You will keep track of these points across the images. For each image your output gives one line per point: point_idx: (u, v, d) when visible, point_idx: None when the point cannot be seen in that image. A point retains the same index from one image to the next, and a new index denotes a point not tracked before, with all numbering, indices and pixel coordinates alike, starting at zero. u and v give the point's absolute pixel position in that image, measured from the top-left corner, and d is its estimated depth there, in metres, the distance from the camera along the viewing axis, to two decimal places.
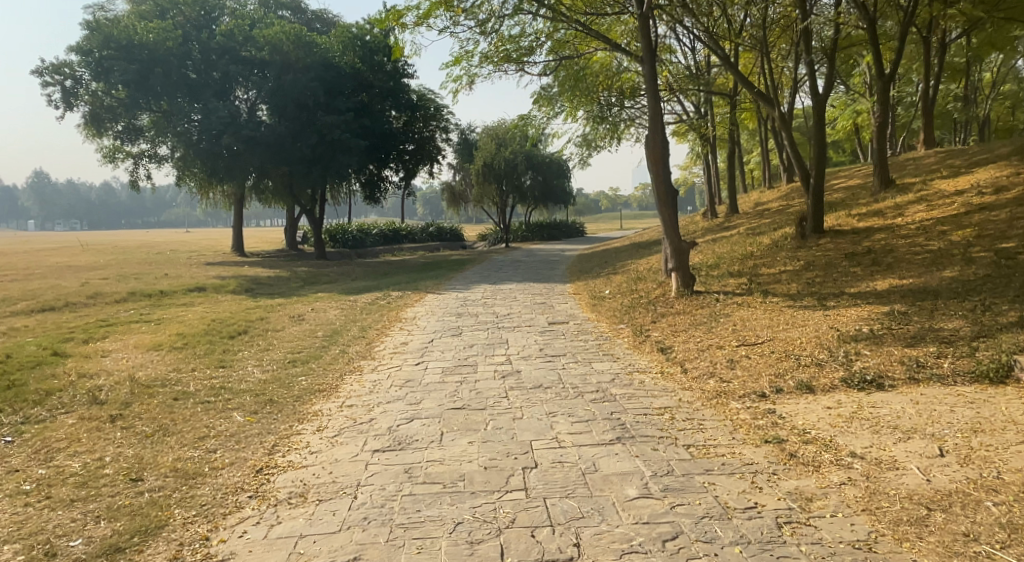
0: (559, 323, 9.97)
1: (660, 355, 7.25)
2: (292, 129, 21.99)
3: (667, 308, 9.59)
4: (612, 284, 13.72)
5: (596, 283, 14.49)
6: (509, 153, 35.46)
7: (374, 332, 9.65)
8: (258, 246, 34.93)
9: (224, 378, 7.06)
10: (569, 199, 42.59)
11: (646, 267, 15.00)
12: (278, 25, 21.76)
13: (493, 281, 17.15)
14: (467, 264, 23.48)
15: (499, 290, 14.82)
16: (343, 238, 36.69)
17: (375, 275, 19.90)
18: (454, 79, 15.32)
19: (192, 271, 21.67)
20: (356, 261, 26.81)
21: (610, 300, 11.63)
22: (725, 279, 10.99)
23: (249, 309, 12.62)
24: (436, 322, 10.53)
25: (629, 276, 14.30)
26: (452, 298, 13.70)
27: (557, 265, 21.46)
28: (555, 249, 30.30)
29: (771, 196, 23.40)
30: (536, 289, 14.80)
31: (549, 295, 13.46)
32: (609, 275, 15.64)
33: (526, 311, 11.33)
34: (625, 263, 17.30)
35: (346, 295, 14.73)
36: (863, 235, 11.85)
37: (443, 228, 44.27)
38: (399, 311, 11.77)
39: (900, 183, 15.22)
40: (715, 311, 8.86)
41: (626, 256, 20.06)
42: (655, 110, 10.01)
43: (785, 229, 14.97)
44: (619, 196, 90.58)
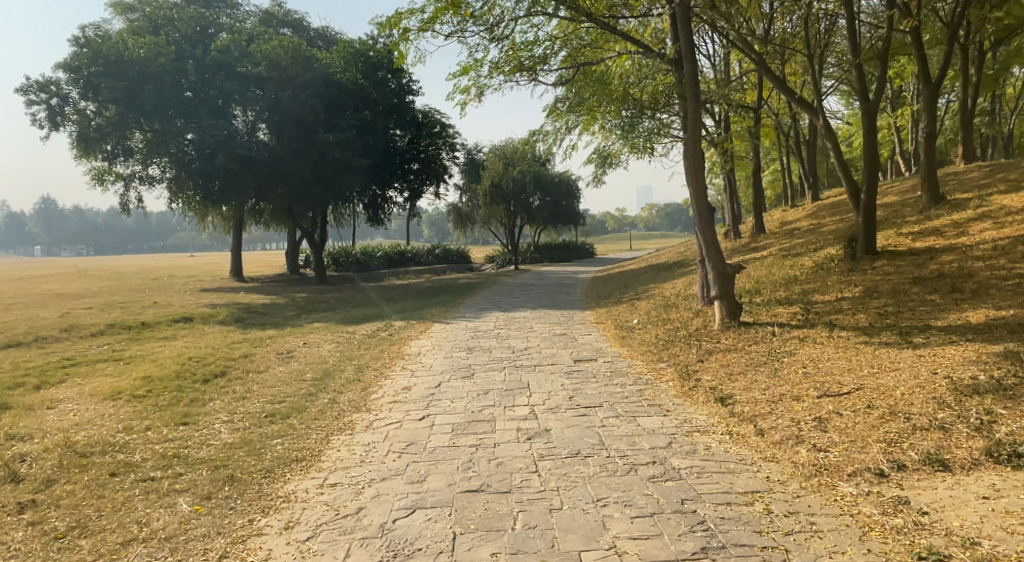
0: (586, 360, 8.61)
1: (722, 408, 5.84)
2: (291, 149, 20.81)
3: (712, 343, 8.19)
4: (638, 312, 12.36)
5: (619, 311, 13.13)
6: (517, 172, 34.27)
7: (372, 373, 8.30)
8: (258, 270, 33.70)
9: (180, 443, 5.69)
10: (579, 219, 41.44)
11: (674, 293, 13.63)
12: (277, 40, 20.55)
13: (505, 307, 15.81)
14: (476, 288, 22.20)
15: (511, 319, 13.46)
16: (346, 261, 35.48)
17: (378, 302, 18.60)
18: (461, 90, 14.15)
19: (184, 298, 20.41)
20: (359, 286, 25.55)
21: (641, 331, 10.24)
22: (774, 307, 9.60)
23: (235, 344, 11.26)
24: (444, 359, 9.19)
25: (656, 303, 12.93)
26: (459, 329, 12.36)
27: (572, 288, 20.11)
28: (566, 272, 28.99)
29: (798, 215, 22.04)
30: (553, 317, 13.45)
31: (569, 324, 12.10)
32: (632, 302, 14.26)
33: (545, 345, 9.96)
34: (648, 287, 15.92)
35: (343, 325, 13.38)
36: (926, 256, 10.48)
37: (449, 250, 43.03)
38: (402, 345, 10.42)
39: (952, 199, 13.87)
40: (774, 348, 7.46)
41: (646, 279, 18.67)
42: (696, 119, 8.65)
43: (826, 249, 13.61)
44: (626, 216, 89.60)
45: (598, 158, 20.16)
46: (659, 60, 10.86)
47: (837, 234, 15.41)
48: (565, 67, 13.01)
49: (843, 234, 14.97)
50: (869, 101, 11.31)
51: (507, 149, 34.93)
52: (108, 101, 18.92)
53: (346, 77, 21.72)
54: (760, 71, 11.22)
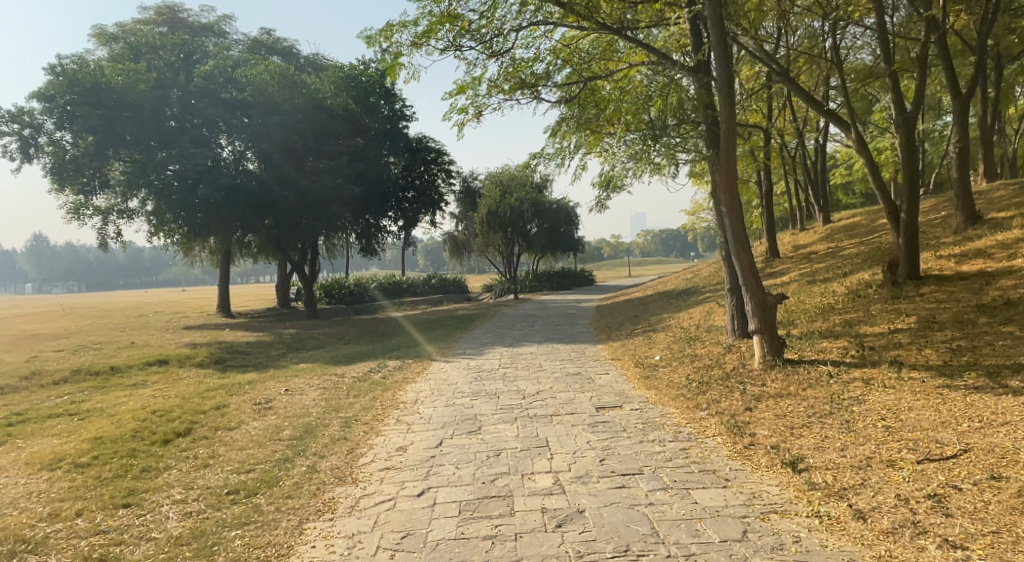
0: (610, 407, 7.43)
1: (798, 479, 4.67)
2: (279, 178, 19.79)
3: (757, 386, 7.03)
4: (657, 346, 11.22)
5: (635, 345, 11.99)
6: (515, 200, 33.27)
7: (361, 428, 7.08)
8: (247, 305, 32.43)
9: (113, 537, 4.48)
10: (577, 246, 40.56)
11: (695, 325, 12.48)
12: (263, 64, 19.59)
13: (508, 342, 14.62)
14: (475, 320, 21.01)
15: (517, 355, 12.29)
16: (339, 293, 34.28)
17: (371, 338, 17.40)
18: (458, 111, 13.18)
19: (164, 337, 19.17)
20: (352, 319, 24.37)
21: (666, 369, 9.09)
22: (818, 342, 8.46)
23: (208, 391, 10.00)
24: (444, 407, 7.99)
25: (677, 336, 11.79)
26: (460, 368, 11.16)
27: (577, 320, 18.96)
28: (568, 301, 27.85)
29: (811, 238, 21.07)
30: (562, 352, 12.28)
31: (581, 361, 10.92)
32: (647, 334, 13.11)
33: (560, 388, 8.78)
34: (662, 318, 14.78)
35: (331, 366, 12.15)
36: (982, 281, 9.40)
37: (445, 280, 41.95)
38: (397, 390, 9.22)
39: (989, 217, 12.87)
40: (836, 394, 6.32)
41: (656, 308, 17.54)
42: (732, 130, 7.48)
43: (857, 274, 12.56)
44: (622, 244, 89.01)
45: (601, 181, 19.24)
46: (676, 70, 9.87)
47: (863, 257, 14.36)
48: (568, 83, 12.09)
49: (870, 257, 13.93)
50: (906, 113, 10.31)
51: (504, 177, 34.03)
52: (84, 130, 17.92)
53: (337, 103, 20.76)
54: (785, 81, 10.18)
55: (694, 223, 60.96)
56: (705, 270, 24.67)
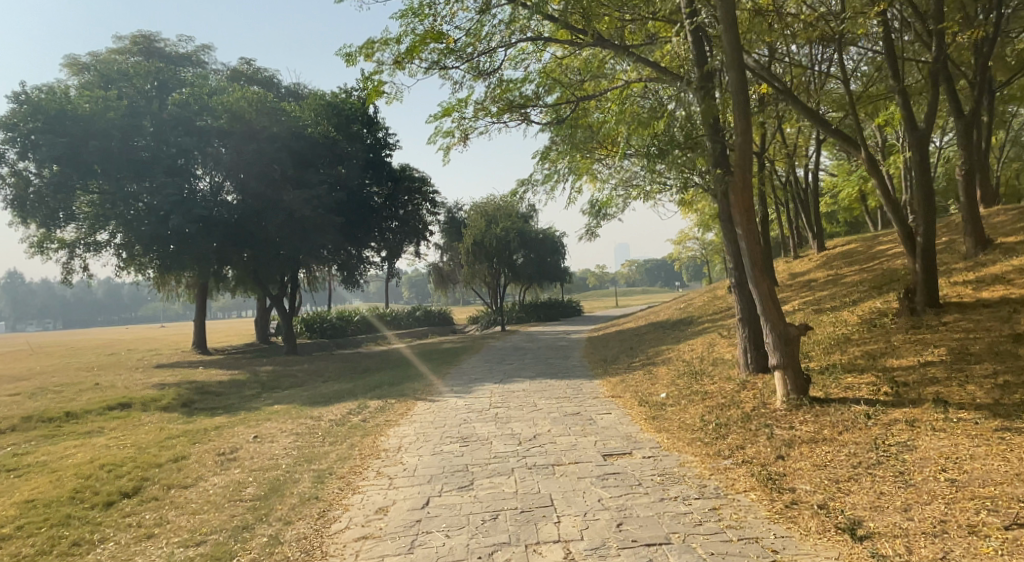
0: (618, 455, 6.61)
1: (862, 552, 3.86)
2: (256, 208, 18.94)
3: (784, 430, 6.25)
4: (660, 382, 10.43)
5: (635, 380, 11.19)
6: (501, 230, 32.64)
7: (336, 484, 6.18)
8: (224, 341, 31.25)
9: None
10: (564, 276, 39.96)
11: (698, 358, 11.72)
12: (239, 91, 18.81)
13: (498, 377, 13.75)
14: (462, 354, 20.13)
15: (509, 392, 11.45)
16: (321, 327, 33.20)
17: (352, 375, 16.44)
18: (443, 134, 12.50)
19: (132, 377, 18.05)
20: (333, 355, 23.35)
21: (675, 408, 8.29)
22: (842, 378, 7.71)
23: (168, 440, 9.01)
24: (431, 456, 7.11)
25: (680, 370, 11.02)
26: (448, 408, 10.28)
27: (568, 352, 18.15)
28: (557, 332, 27.03)
29: (807, 266, 20.54)
30: (557, 389, 11.44)
31: (579, 399, 10.10)
32: (647, 368, 12.33)
33: (559, 431, 7.94)
34: (660, 350, 14.01)
35: (308, 407, 11.20)
36: (1008, 308, 8.78)
37: (430, 312, 41.04)
38: (379, 435, 8.33)
39: (999, 242, 12.36)
40: (879, 440, 5.56)
41: (652, 339, 16.78)
42: (746, 145, 6.78)
43: (866, 302, 11.92)
44: (607, 274, 88.68)
45: (590, 208, 18.68)
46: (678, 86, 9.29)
47: (868, 284, 13.76)
48: (559, 105, 11.50)
49: (877, 284, 13.32)
50: (916, 131, 9.78)
51: (490, 207, 33.46)
52: (48, 160, 16.99)
53: (318, 131, 20.03)
54: (789, 99, 9.62)
55: (681, 252, 60.82)
56: (698, 300, 24.05)
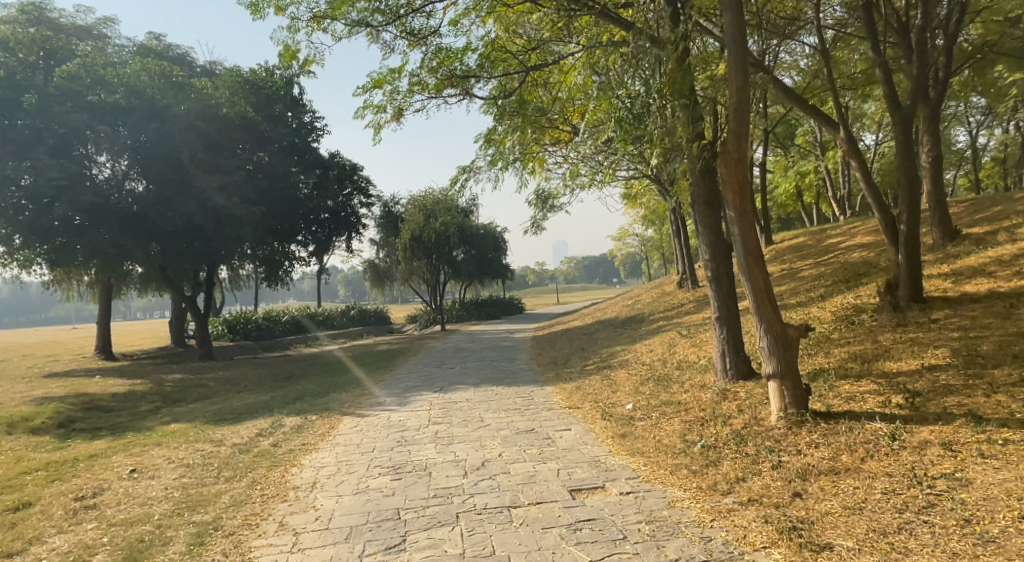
0: (587, 491, 5.32)
1: None
2: (162, 196, 16.75)
3: (792, 457, 5.09)
4: (623, 389, 9.23)
5: (591, 386, 9.97)
6: (440, 224, 31.00)
7: (220, 546, 4.66)
8: (134, 345, 28.46)
9: None
10: (505, 273, 38.76)
11: (661, 360, 10.60)
12: (139, 63, 16.72)
13: (437, 384, 12.31)
14: (397, 356, 18.57)
15: (451, 403, 10.02)
16: (245, 328, 30.81)
17: (272, 383, 14.65)
18: (374, 110, 10.97)
19: (13, 389, 15.64)
20: (256, 359, 21.31)
21: (648, 423, 7.08)
22: (840, 387, 6.65)
23: (20, 477, 7.17)
24: (352, 496, 5.62)
25: (642, 375, 9.87)
26: (379, 424, 8.79)
27: (512, 354, 16.86)
28: (500, 332, 25.74)
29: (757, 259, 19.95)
30: (506, 398, 10.10)
31: (531, 412, 8.77)
32: (603, 371, 11.16)
33: (513, 455, 6.59)
34: (614, 352, 12.87)
35: (211, 426, 9.48)
36: (1003, 303, 7.98)
37: (365, 311, 39.03)
38: (290, 465, 6.77)
39: (966, 233, 11.77)
40: (916, 471, 4.43)
41: (602, 338, 15.69)
42: (743, 107, 5.54)
43: (835, 297, 11.08)
44: (547, 271, 88.09)
45: (537, 198, 17.93)
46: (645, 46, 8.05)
47: (830, 278, 13.01)
48: (504, 78, 10.19)
49: (841, 278, 12.56)
50: (899, 110, 8.91)
51: (428, 200, 31.84)
52: None
53: (234, 110, 18.05)
54: (766, 71, 8.53)
55: (621, 248, 60.57)
56: (645, 296, 23.23)
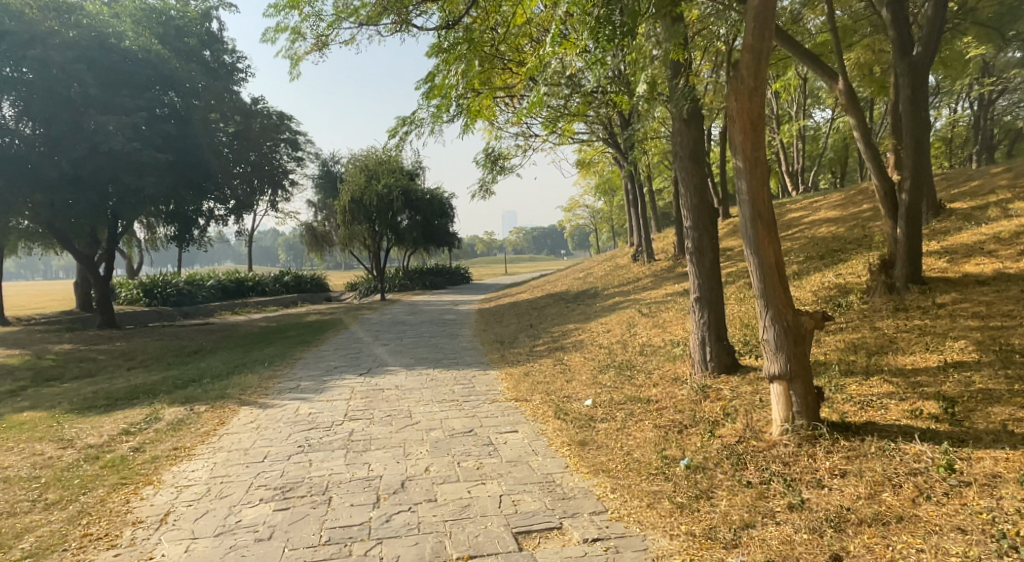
0: (537, 534, 3.92)
1: None
2: (47, 136, 14.44)
3: (816, 493, 3.77)
4: (577, 378, 7.86)
5: (541, 373, 8.58)
6: (382, 187, 28.89)
7: None
8: (36, 309, 25.64)
9: None
10: (452, 240, 37.08)
11: (620, 343, 9.29)
12: None
13: (363, 364, 10.71)
14: (326, 328, 16.81)
15: (375, 391, 8.47)
16: (163, 293, 28.26)
17: (175, 358, 12.76)
18: (289, 41, 9.15)
19: None
20: (167, 328, 19.17)
21: (612, 429, 5.71)
22: (849, 386, 5.39)
23: None
24: (213, 541, 4.08)
25: (600, 360, 8.52)
26: (282, 419, 7.18)
27: (453, 328, 15.37)
28: (444, 302, 24.19)
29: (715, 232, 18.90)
30: (441, 385, 8.62)
31: (468, 406, 7.31)
32: (554, 354, 9.77)
33: (440, 472, 5.11)
34: (566, 330, 11.52)
35: (72, 418, 7.70)
36: (1018, 288, 6.90)
37: (301, 278, 36.76)
38: (144, 485, 5.14)
39: (951, 209, 10.77)
40: (1001, 528, 3.18)
41: (552, 314, 14.36)
42: (767, 12, 4.01)
43: (813, 275, 9.94)
44: (494, 240, 86.56)
45: (484, 157, 16.40)
46: None
47: (802, 254, 11.92)
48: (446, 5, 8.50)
49: (815, 254, 11.47)
50: (909, 60, 7.65)
51: (370, 161, 29.65)
52: None
53: (137, 43, 15.78)
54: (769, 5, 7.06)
55: (570, 218, 59.56)
56: (597, 269, 22.01)
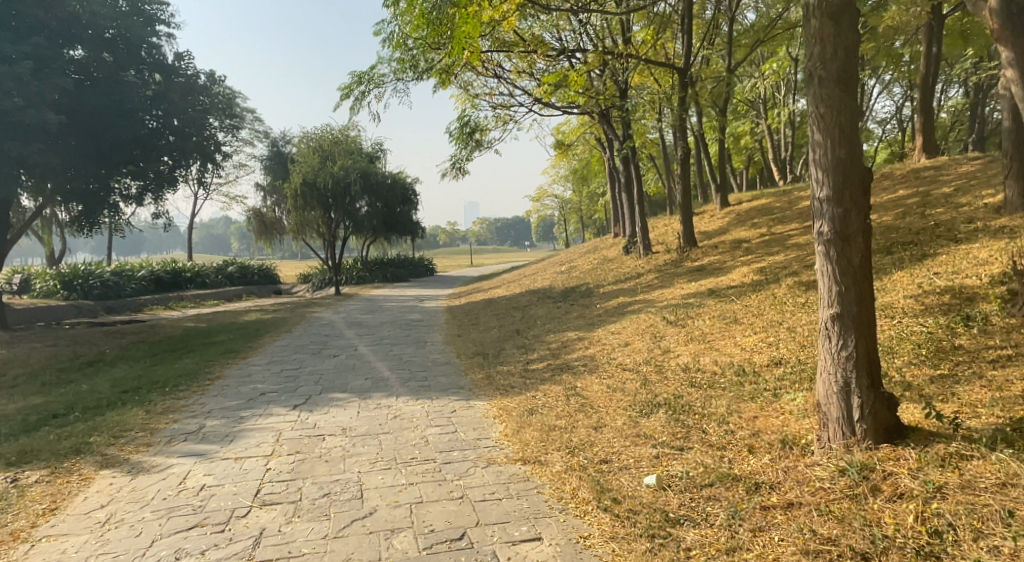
0: None
1: None
2: None
3: None
4: (608, 425, 5.38)
5: (549, 412, 6.08)
6: (338, 168, 25.81)
7: None
8: None
9: None
10: (416, 229, 34.37)
11: (650, 366, 6.85)
12: None
13: (302, 387, 8.08)
14: (265, 331, 14.00)
15: (312, 441, 5.85)
16: (85, 286, 24.83)
17: (57, 376, 9.88)
18: None
19: None
20: (75, 330, 16.05)
21: (715, 551, 3.27)
22: None
23: None
24: None
25: (633, 393, 6.08)
26: (153, 501, 4.56)
27: (420, 332, 12.80)
28: (408, 298, 21.52)
29: (717, 221, 16.70)
30: (407, 430, 6.05)
31: (451, 476, 4.75)
32: (559, 379, 7.28)
33: None
34: (566, 342, 9.12)
35: None
36: None
37: (247, 268, 33.46)
38: None
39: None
40: None
41: (540, 317, 11.95)
42: None
43: (894, 273, 7.65)
44: (458, 231, 83.86)
45: (458, 128, 13.93)
46: None
47: None
48: None
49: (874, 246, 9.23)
50: None
51: (325, 140, 26.59)
52: None
53: None
54: None
55: (538, 209, 57.38)
56: (582, 262, 19.69)
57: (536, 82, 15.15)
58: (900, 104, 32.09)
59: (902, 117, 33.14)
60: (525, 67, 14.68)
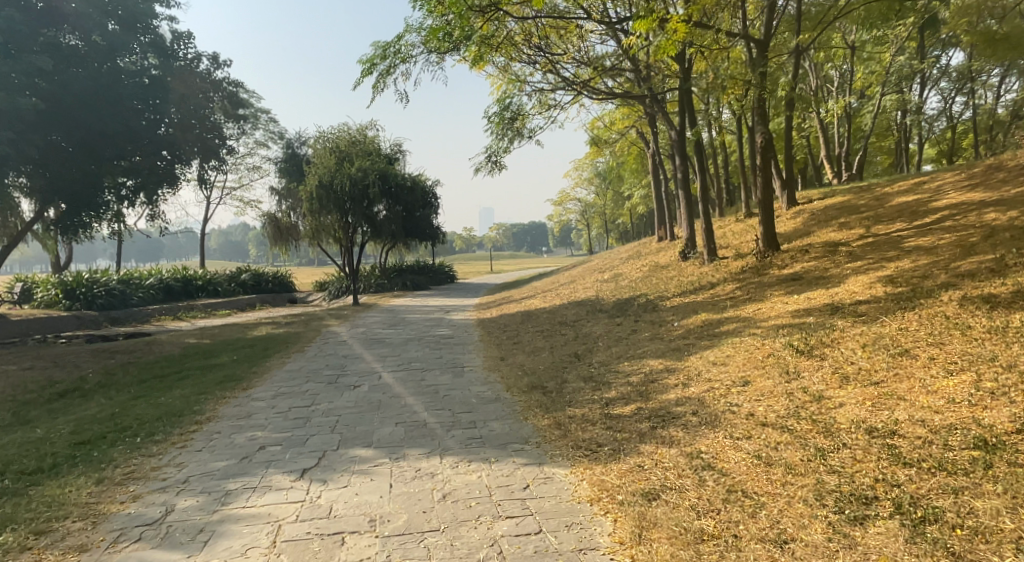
0: None
1: None
2: None
3: None
4: (802, 542, 3.40)
5: (682, 504, 4.03)
6: (356, 169, 23.96)
7: None
8: None
9: None
10: (437, 233, 32.45)
11: (809, 423, 4.78)
12: None
13: (310, 438, 6.05)
14: (274, 350, 12.06)
15: (325, 548, 3.86)
16: (88, 295, 23.18)
17: (14, 414, 7.98)
18: None
19: None
20: (62, 347, 14.23)
21: None
22: None
23: None
24: None
25: (809, 474, 4.04)
26: None
27: (454, 353, 10.81)
28: (433, 308, 19.58)
29: (790, 222, 14.58)
30: (467, 526, 4.03)
31: None
32: (671, 436, 5.19)
33: None
34: (651, 376, 7.06)
35: None
36: None
37: (261, 276, 31.77)
38: None
39: None
40: None
41: (601, 336, 9.92)
42: None
43: None
44: (475, 237, 82.12)
45: (498, 113, 11.98)
46: None
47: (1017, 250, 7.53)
48: None
49: None
50: None
51: (342, 140, 24.83)
52: None
53: None
54: None
55: (559, 214, 55.45)
56: (628, 268, 17.67)
57: (585, 62, 13.19)
58: (954, 98, 29.75)
59: (954, 113, 30.83)
60: (572, 44, 12.76)
